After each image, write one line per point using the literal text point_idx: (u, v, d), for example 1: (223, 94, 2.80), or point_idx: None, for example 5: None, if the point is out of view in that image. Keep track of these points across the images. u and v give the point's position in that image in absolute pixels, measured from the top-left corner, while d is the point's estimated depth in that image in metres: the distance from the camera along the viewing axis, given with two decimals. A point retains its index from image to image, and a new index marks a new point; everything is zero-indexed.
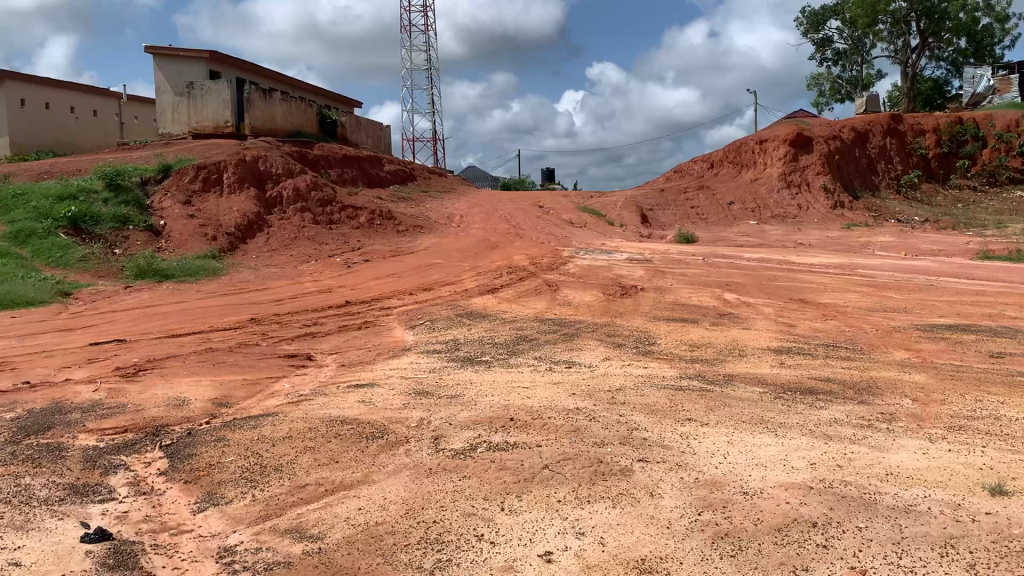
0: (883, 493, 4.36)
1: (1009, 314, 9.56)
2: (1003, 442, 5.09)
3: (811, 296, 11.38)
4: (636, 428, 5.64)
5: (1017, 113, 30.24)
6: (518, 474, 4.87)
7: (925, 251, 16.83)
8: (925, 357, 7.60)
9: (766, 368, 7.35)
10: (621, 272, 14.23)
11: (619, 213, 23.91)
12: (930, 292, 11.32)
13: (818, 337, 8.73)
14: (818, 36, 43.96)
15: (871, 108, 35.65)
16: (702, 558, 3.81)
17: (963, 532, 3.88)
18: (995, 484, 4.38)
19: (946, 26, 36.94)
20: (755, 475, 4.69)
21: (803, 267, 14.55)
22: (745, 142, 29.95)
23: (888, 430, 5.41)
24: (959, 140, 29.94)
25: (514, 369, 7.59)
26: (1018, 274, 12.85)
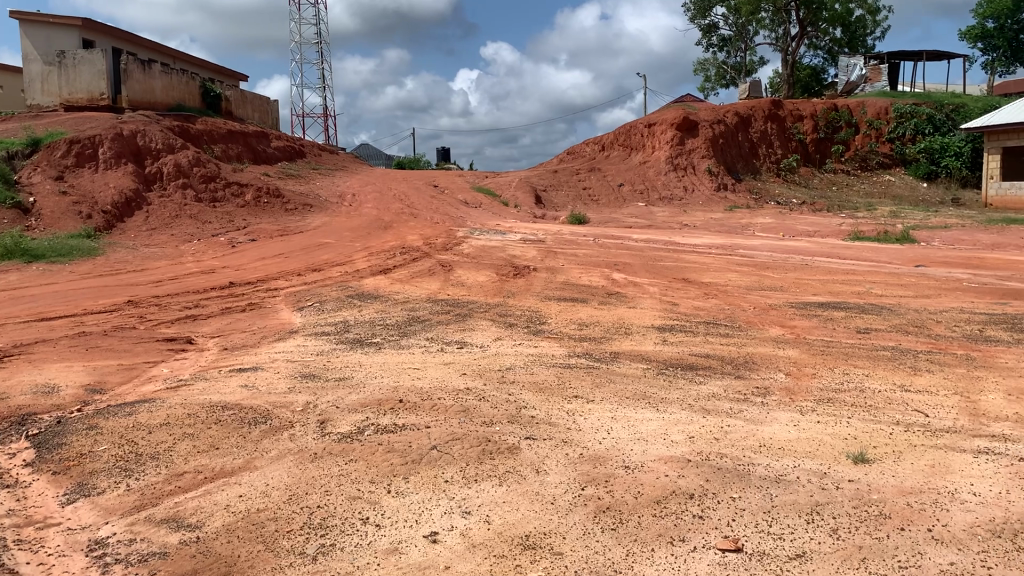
0: (757, 464, 4.55)
1: (876, 292, 10.12)
2: (866, 413, 5.39)
3: (693, 276, 11.76)
4: (523, 407, 5.70)
5: (886, 101, 31.85)
6: (405, 456, 4.83)
7: (801, 232, 17.63)
8: (798, 333, 7.97)
9: (650, 346, 7.54)
10: (513, 252, 14.31)
11: (513, 193, 24.00)
12: (804, 271, 11.87)
13: (700, 315, 9.03)
14: (705, 22, 45.25)
15: (754, 94, 36.91)
16: (583, 532, 3.89)
17: (828, 499, 4.09)
18: (858, 453, 4.63)
19: (823, 16, 38.66)
20: (637, 449, 4.82)
21: (688, 247, 15.00)
22: (635, 125, 30.61)
23: (763, 404, 5.64)
24: (834, 126, 31.42)
25: (405, 350, 7.54)
26: (885, 254, 13.60)
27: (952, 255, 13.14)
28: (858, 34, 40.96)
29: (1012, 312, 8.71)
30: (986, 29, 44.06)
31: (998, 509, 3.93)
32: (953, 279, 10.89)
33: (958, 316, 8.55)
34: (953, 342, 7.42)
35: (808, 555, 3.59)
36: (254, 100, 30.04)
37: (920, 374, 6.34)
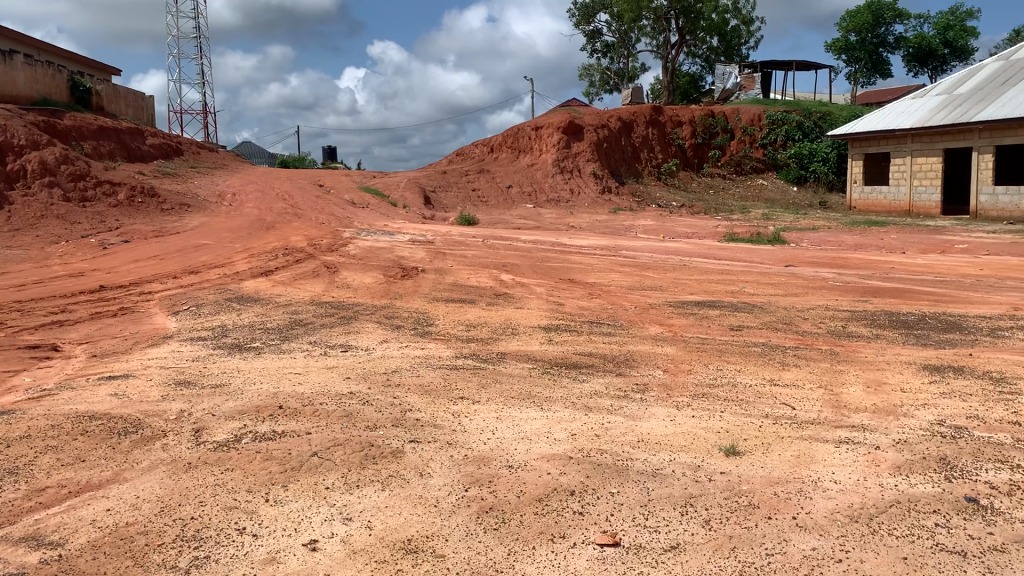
0: (635, 458, 4.67)
1: (748, 291, 10.55)
2: (738, 407, 5.61)
3: (579, 276, 11.96)
4: (408, 409, 5.66)
5: (759, 109, 33.34)
6: (285, 464, 4.72)
7: (681, 234, 18.21)
8: (676, 331, 8.23)
9: (536, 346, 7.62)
10: (401, 253, 14.20)
11: (402, 194, 23.78)
12: (683, 272, 12.26)
13: (584, 314, 9.20)
14: (589, 28, 46.22)
15: (636, 99, 37.89)
16: (466, 533, 3.90)
17: (701, 491, 4.24)
18: (729, 446, 4.82)
19: (701, 25, 40.14)
20: (520, 448, 4.87)
21: (573, 249, 15.26)
22: (522, 128, 30.93)
23: (642, 400, 5.80)
24: (711, 132, 32.57)
25: (286, 355, 7.36)
26: (758, 254, 14.21)
27: (819, 255, 13.85)
28: (733, 44, 42.73)
29: (872, 309, 9.26)
30: (849, 42, 46.70)
31: (856, 495, 4.17)
32: (819, 278, 11.48)
33: (823, 313, 9.03)
34: (818, 338, 7.83)
35: (682, 546, 3.71)
36: (127, 95, 28.73)
37: (788, 369, 6.66)
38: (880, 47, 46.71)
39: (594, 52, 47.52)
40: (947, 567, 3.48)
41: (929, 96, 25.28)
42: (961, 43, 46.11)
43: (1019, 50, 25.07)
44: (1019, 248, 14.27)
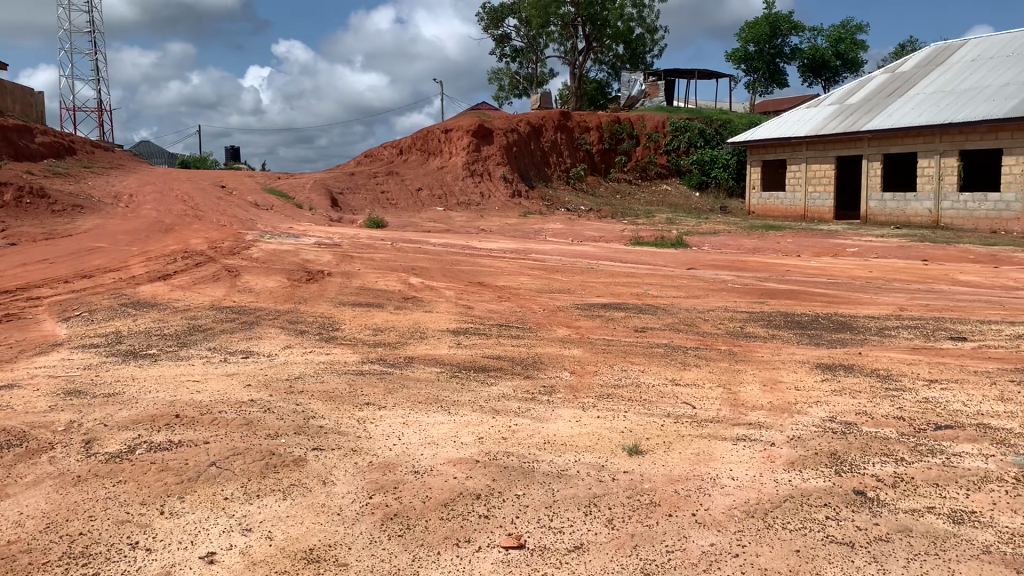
0: (541, 460, 4.70)
1: (653, 293, 10.81)
2: (641, 407, 5.72)
3: (488, 279, 11.99)
4: (311, 416, 5.55)
5: (663, 116, 34.16)
6: (181, 475, 4.56)
7: (589, 237, 18.48)
8: (583, 333, 8.35)
9: (444, 349, 7.61)
10: (307, 257, 13.95)
11: (308, 196, 23.35)
12: (590, 274, 12.45)
13: (493, 317, 9.22)
14: (497, 32, 46.44)
15: (544, 104, 38.25)
16: (369, 541, 3.85)
17: (605, 490, 4.30)
18: (632, 446, 4.91)
19: (607, 33, 40.90)
20: (426, 453, 4.83)
21: (483, 252, 15.31)
22: (432, 131, 30.85)
23: (549, 402, 5.85)
24: (617, 138, 33.17)
25: (184, 362, 7.12)
26: (662, 258, 14.57)
27: (720, 258, 14.29)
28: (638, 51, 43.70)
29: (769, 310, 9.60)
30: (748, 52, 48.28)
31: (752, 491, 4.31)
32: (720, 281, 11.83)
33: (724, 315, 9.32)
34: (718, 338, 8.05)
35: (586, 546, 3.76)
36: (13, 91, 27.33)
37: (689, 369, 6.83)
38: (777, 57, 48.49)
39: (503, 56, 47.77)
40: (836, 558, 3.62)
41: (822, 106, 26.37)
42: (852, 56, 48.33)
43: (903, 64, 26.44)
44: (904, 251, 15.09)
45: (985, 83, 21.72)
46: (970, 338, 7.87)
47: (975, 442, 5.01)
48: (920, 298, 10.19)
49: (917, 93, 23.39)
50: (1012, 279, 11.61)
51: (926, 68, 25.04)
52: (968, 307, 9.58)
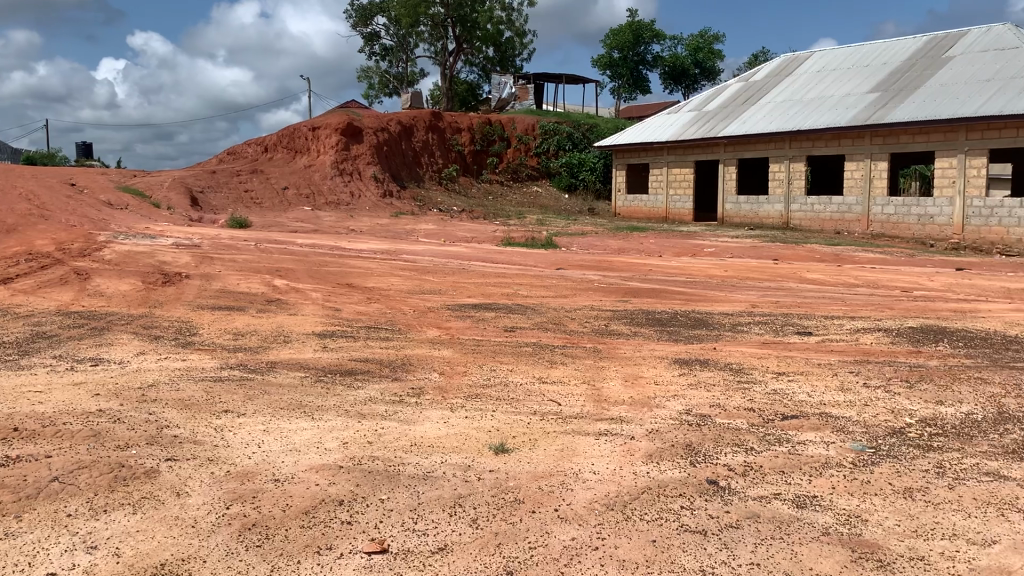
0: (406, 463, 4.67)
1: (522, 293, 10.93)
2: (508, 406, 5.78)
3: (357, 281, 11.82)
4: (165, 426, 5.31)
5: (533, 119, 34.78)
6: (19, 492, 4.26)
7: (460, 238, 18.49)
8: (453, 334, 8.32)
9: (309, 353, 7.45)
10: (165, 258, 13.35)
11: (166, 195, 22.33)
12: (460, 275, 12.47)
13: (361, 319, 9.10)
14: (366, 30, 45.89)
15: (415, 104, 38.04)
16: (226, 552, 3.72)
17: (469, 490, 4.32)
18: (499, 445, 4.95)
19: (477, 35, 41.18)
20: (288, 461, 4.71)
21: (352, 253, 15.07)
22: (298, 128, 30.14)
23: (416, 403, 5.82)
24: (488, 139, 33.41)
25: (24, 371, 6.66)
26: (531, 258, 14.78)
27: (587, 258, 14.65)
28: (507, 54, 44.28)
29: (632, 308, 9.88)
30: (613, 58, 49.62)
31: (611, 484, 4.43)
32: (586, 280, 12.09)
33: (590, 313, 9.53)
34: (584, 336, 8.22)
35: (450, 547, 3.76)
36: None
37: (556, 367, 6.94)
38: (640, 64, 50.10)
39: (373, 54, 47.27)
40: (691, 546, 3.77)
41: (682, 112, 27.42)
42: (710, 64, 50.75)
43: (756, 73, 27.85)
44: (758, 251, 15.90)
45: (829, 93, 23.16)
46: (815, 333, 8.37)
47: (818, 430, 5.34)
48: (771, 296, 10.72)
49: (769, 100, 24.72)
50: (853, 277, 12.40)
51: (776, 78, 26.49)
52: (814, 303, 10.17)
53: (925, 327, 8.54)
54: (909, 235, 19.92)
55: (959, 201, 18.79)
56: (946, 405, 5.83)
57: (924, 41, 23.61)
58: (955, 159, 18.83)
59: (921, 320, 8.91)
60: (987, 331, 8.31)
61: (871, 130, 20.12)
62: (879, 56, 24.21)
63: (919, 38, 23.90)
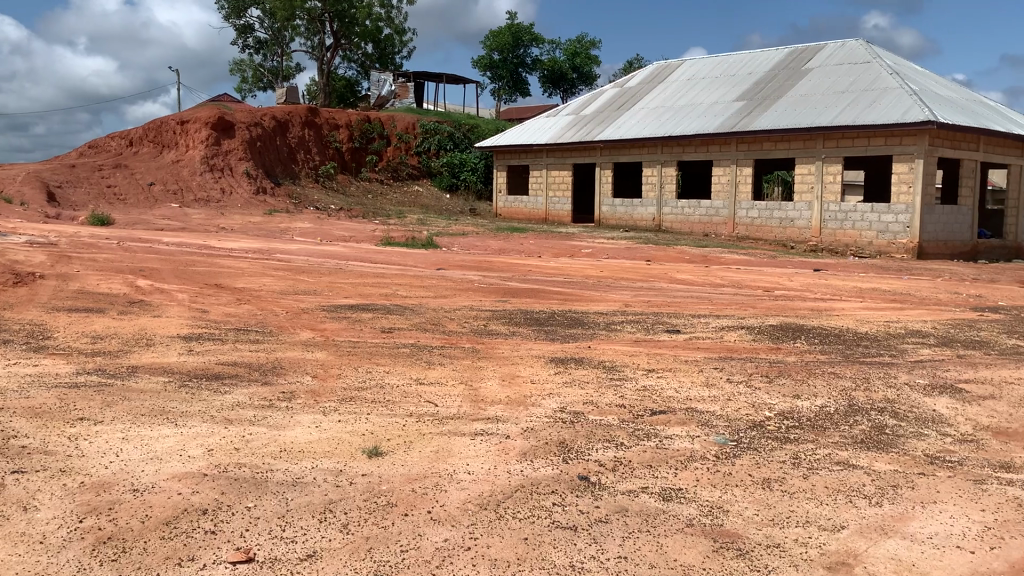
0: (275, 469, 4.55)
1: (400, 294, 10.84)
2: (383, 408, 5.72)
3: (227, 281, 11.42)
4: (12, 436, 4.97)
5: (413, 118, 34.70)
6: None
7: (337, 237, 18.18)
8: (327, 335, 8.16)
9: (174, 357, 7.14)
10: (17, 257, 12.52)
11: (19, 190, 20.99)
12: (337, 275, 12.25)
13: (230, 321, 8.79)
14: (239, 22, 44.42)
15: (291, 99, 37.12)
16: (77, 568, 3.52)
17: (341, 496, 4.24)
18: (372, 448, 4.88)
19: (355, 31, 40.69)
20: (148, 470, 4.50)
21: (223, 252, 14.57)
22: (166, 121, 28.91)
23: (287, 408, 5.67)
24: (368, 137, 32.94)
25: None
26: (410, 258, 14.69)
27: (466, 259, 14.66)
28: (387, 51, 43.95)
29: (510, 308, 9.96)
30: (492, 60, 49.89)
31: (485, 484, 4.44)
32: (465, 280, 12.13)
33: (469, 313, 9.53)
34: (462, 337, 8.23)
35: (318, 554, 3.67)
36: None
37: (434, 367, 6.92)
38: (519, 67, 50.55)
39: (246, 47, 45.87)
40: (561, 542, 3.83)
41: (560, 115, 27.89)
42: (586, 69, 51.59)
43: (630, 79, 28.64)
44: (632, 252, 16.37)
45: (699, 100, 24.06)
46: (683, 331, 8.67)
47: (684, 425, 5.53)
48: (643, 296, 11.04)
49: (643, 106, 25.46)
50: (719, 277, 12.94)
51: (650, 85, 27.31)
52: (683, 302, 10.54)
53: (784, 325, 8.99)
54: (772, 238, 20.93)
55: (817, 205, 19.87)
56: (802, 399, 6.15)
57: (786, 53, 24.87)
58: (812, 165, 19.90)
59: (781, 319, 9.37)
60: (840, 328, 8.82)
61: (736, 136, 21.01)
62: (745, 66, 25.35)
63: (781, 50, 25.16)
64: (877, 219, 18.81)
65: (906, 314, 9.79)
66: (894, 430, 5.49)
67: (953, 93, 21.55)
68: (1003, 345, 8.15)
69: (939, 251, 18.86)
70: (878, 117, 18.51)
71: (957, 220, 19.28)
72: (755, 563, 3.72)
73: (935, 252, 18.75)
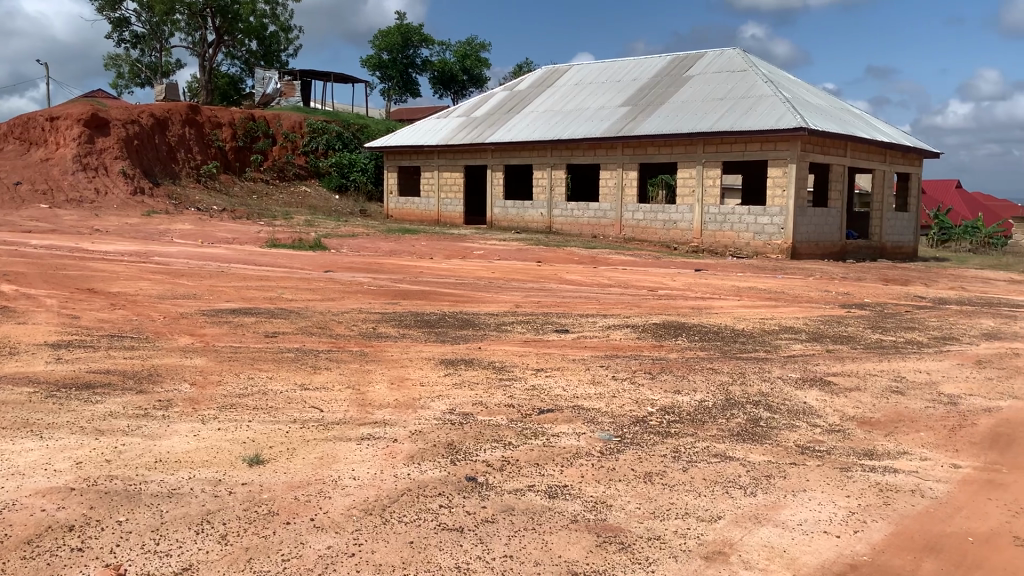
0: (149, 481, 4.37)
1: (285, 297, 10.59)
2: (266, 415, 5.58)
3: (100, 286, 10.89)
4: None
5: (299, 117, 34.07)
6: None
7: (220, 239, 17.63)
8: (207, 341, 7.89)
9: (39, 366, 6.75)
10: None
11: None
12: (219, 278, 11.87)
13: (103, 328, 8.38)
14: (114, 15, 42.54)
15: (171, 96, 35.75)
16: None
17: (220, 506, 4.11)
18: (253, 456, 4.75)
19: (238, 27, 39.70)
20: (8, 486, 4.24)
21: (96, 255, 13.89)
22: (34, 117, 27.40)
23: (163, 417, 5.45)
24: (252, 136, 32.07)
25: None
26: (297, 260, 14.36)
27: (355, 260, 14.45)
28: (272, 49, 43.03)
29: (400, 310, 9.90)
30: (382, 60, 49.44)
31: (371, 489, 4.39)
32: (354, 283, 11.96)
33: (356, 316, 9.40)
34: (349, 340, 8.11)
35: (194, 567, 3.55)
36: None
37: (319, 372, 6.80)
38: (409, 67, 50.28)
39: (122, 41, 43.96)
40: (447, 544, 3.83)
41: (451, 116, 27.91)
42: (476, 71, 51.74)
43: (520, 82, 28.90)
44: (523, 254, 16.47)
45: (587, 104, 24.52)
46: (571, 330, 8.82)
47: (570, 422, 5.62)
48: (533, 296, 11.18)
49: (533, 109, 25.74)
50: (606, 277, 13.22)
51: (539, 88, 27.63)
52: (572, 303, 10.72)
53: (667, 323, 9.27)
54: (656, 239, 21.52)
55: (698, 208, 20.57)
56: (682, 393, 6.36)
57: (669, 59, 25.64)
58: (693, 170, 20.58)
59: (664, 317, 9.67)
60: (719, 326, 9.15)
61: (622, 141, 21.50)
62: (632, 71, 25.99)
63: (665, 57, 25.93)
64: (754, 221, 19.60)
65: (780, 311, 10.26)
66: (768, 422, 5.75)
67: (822, 101, 22.71)
68: (869, 339, 8.65)
69: (811, 251, 19.82)
70: (756, 124, 19.29)
71: (827, 222, 20.30)
72: (637, 556, 3.81)
73: (807, 252, 19.69)
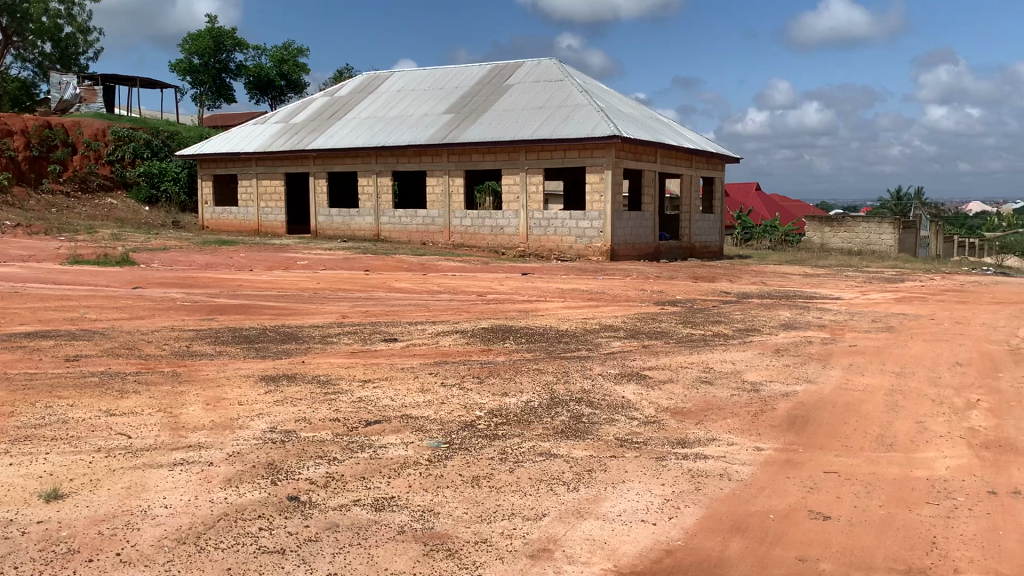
0: None
1: (89, 317, 9.90)
2: (66, 446, 5.17)
3: None
4: None
5: (102, 125, 31.77)
6: None
7: (13, 257, 16.19)
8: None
9: None
10: None
11: None
12: (13, 300, 10.91)
13: None
14: None
15: None
16: None
17: (10, 549, 3.77)
18: (50, 491, 4.40)
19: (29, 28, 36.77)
20: None
21: None
22: None
23: None
24: (49, 145, 29.70)
25: None
26: (103, 277, 13.46)
27: (168, 275, 13.68)
28: (69, 51, 40.17)
29: (217, 326, 9.47)
30: (193, 64, 47.22)
31: (185, 516, 4.18)
32: (167, 299, 11.35)
33: (168, 335, 8.91)
34: (161, 360, 7.68)
35: None
36: None
37: (127, 397, 6.37)
38: (223, 72, 48.29)
39: None
40: (267, 568, 3.70)
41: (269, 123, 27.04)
42: (295, 77, 50.48)
43: (340, 89, 28.46)
44: (349, 263, 16.19)
45: (409, 112, 24.47)
46: (399, 339, 8.78)
47: (398, 433, 5.58)
48: (360, 306, 11.05)
49: (354, 116, 25.39)
50: (434, 284, 13.25)
51: (360, 95, 27.32)
52: (400, 311, 10.68)
53: (494, 327, 9.40)
54: (484, 244, 21.79)
55: (522, 213, 21.03)
56: (509, 396, 6.47)
57: (489, 69, 26.08)
58: (517, 176, 21.00)
59: (491, 321, 9.81)
60: (544, 327, 9.40)
61: (446, 148, 21.61)
62: (452, 80, 26.22)
63: (485, 66, 26.37)
64: (575, 225, 20.29)
65: (600, 311, 10.66)
66: (589, 418, 5.95)
67: (633, 110, 23.82)
68: (680, 334, 9.16)
69: (628, 252, 20.74)
70: (574, 131, 19.93)
71: (642, 225, 21.32)
72: (463, 560, 3.84)
73: (625, 254, 20.61)
